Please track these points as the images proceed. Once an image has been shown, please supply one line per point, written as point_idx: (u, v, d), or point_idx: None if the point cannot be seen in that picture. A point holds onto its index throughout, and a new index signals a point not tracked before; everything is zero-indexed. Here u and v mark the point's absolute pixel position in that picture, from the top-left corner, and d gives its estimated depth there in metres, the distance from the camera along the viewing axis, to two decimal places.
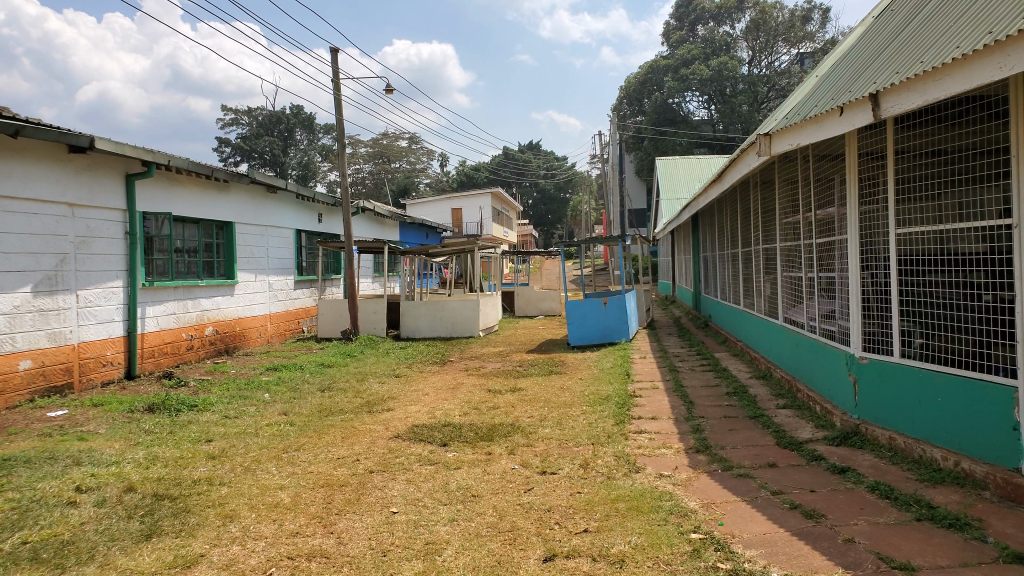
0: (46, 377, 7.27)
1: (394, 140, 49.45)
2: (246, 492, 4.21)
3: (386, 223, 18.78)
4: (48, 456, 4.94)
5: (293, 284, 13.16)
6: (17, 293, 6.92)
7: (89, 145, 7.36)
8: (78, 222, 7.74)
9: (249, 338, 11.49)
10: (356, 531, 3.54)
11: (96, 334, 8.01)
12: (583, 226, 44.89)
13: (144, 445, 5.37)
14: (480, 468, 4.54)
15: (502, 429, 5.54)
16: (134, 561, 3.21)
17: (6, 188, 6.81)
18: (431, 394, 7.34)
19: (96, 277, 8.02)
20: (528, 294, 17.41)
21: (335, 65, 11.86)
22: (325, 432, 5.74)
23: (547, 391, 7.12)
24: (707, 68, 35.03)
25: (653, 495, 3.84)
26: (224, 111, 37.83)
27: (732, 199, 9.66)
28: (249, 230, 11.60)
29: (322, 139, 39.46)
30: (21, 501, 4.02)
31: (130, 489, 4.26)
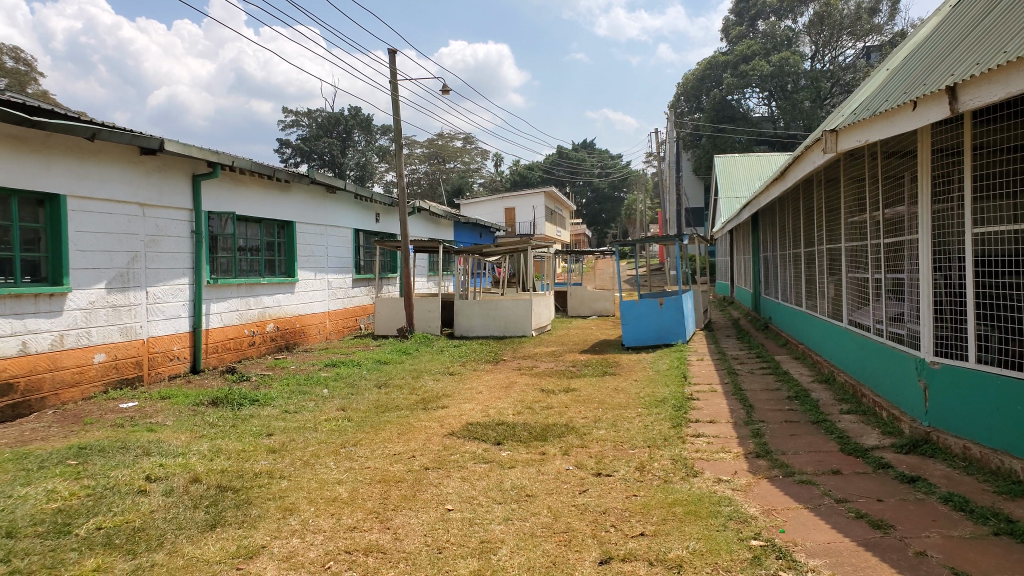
0: (119, 370, 7.56)
1: (449, 141, 49.82)
2: (305, 485, 4.28)
3: (441, 223, 18.92)
4: (120, 446, 5.12)
5: (350, 281, 13.37)
6: (92, 289, 7.18)
7: (160, 147, 7.60)
8: (148, 221, 8.01)
9: (308, 335, 11.72)
10: (411, 527, 3.57)
11: (164, 330, 8.28)
12: (638, 225, 44.49)
13: (209, 438, 5.53)
14: (534, 467, 4.53)
15: (556, 429, 5.52)
16: (199, 550, 3.31)
17: (83, 188, 7.07)
18: (485, 392, 7.37)
19: (165, 274, 8.28)
20: (582, 294, 17.35)
21: (393, 66, 12.00)
22: (382, 428, 5.82)
23: (602, 392, 7.07)
24: (768, 64, 34.29)
25: (711, 500, 3.77)
26: (286, 114, 38.70)
27: (794, 198, 9.45)
28: (310, 229, 11.83)
29: (379, 141, 39.99)
30: (96, 488, 4.19)
31: (196, 480, 4.39)
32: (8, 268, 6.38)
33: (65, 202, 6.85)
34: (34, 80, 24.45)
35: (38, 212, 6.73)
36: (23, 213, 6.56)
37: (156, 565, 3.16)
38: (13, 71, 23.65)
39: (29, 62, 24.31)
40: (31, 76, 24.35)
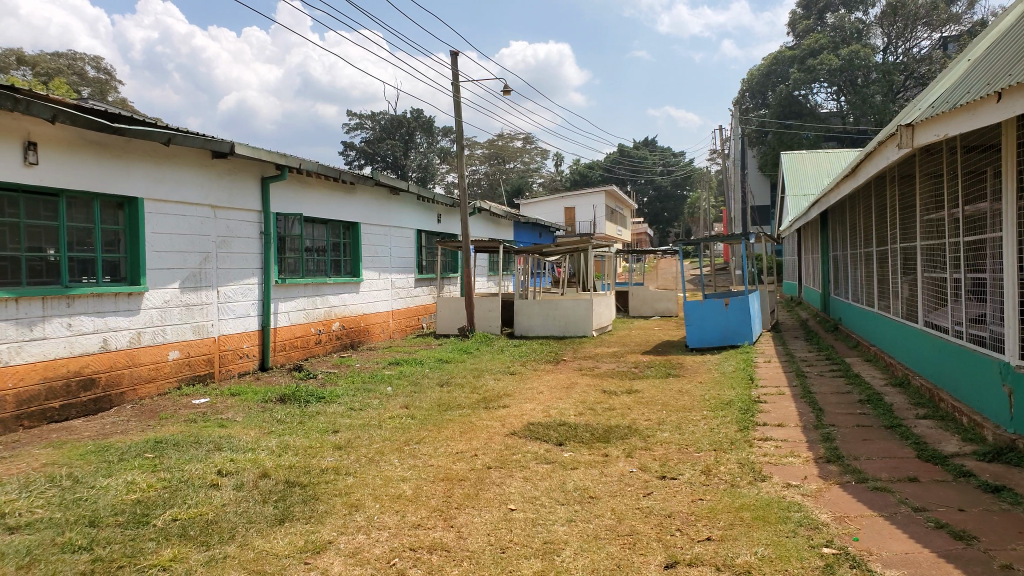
0: (191, 367, 7.83)
1: (509, 141, 49.98)
2: (370, 482, 4.35)
3: (501, 223, 18.99)
4: (194, 441, 5.30)
5: (413, 281, 13.54)
6: (167, 288, 7.45)
7: (231, 150, 7.82)
8: (220, 223, 8.26)
9: (373, 333, 11.92)
10: (475, 526, 3.59)
11: (234, 328, 8.53)
12: (701, 224, 43.79)
13: (277, 434, 5.67)
14: (597, 469, 4.50)
15: (619, 431, 5.48)
16: (268, 544, 3.39)
17: (159, 192, 7.34)
18: (546, 393, 7.35)
19: (235, 273, 8.52)
20: (643, 294, 17.17)
21: (455, 67, 12.11)
22: (445, 427, 5.87)
23: (665, 394, 6.98)
24: (837, 57, 33.30)
25: (781, 505, 3.68)
26: (349, 117, 39.44)
27: (866, 195, 9.15)
28: (374, 230, 12.03)
29: (440, 142, 40.41)
30: (171, 481, 4.34)
31: (265, 475, 4.50)
32: (91, 269, 6.66)
33: (142, 205, 7.12)
34: (114, 88, 25.60)
35: (118, 215, 7.00)
36: (104, 216, 6.84)
37: (228, 557, 3.25)
38: (94, 80, 24.72)
39: (109, 70, 25.38)
40: (111, 84, 25.41)
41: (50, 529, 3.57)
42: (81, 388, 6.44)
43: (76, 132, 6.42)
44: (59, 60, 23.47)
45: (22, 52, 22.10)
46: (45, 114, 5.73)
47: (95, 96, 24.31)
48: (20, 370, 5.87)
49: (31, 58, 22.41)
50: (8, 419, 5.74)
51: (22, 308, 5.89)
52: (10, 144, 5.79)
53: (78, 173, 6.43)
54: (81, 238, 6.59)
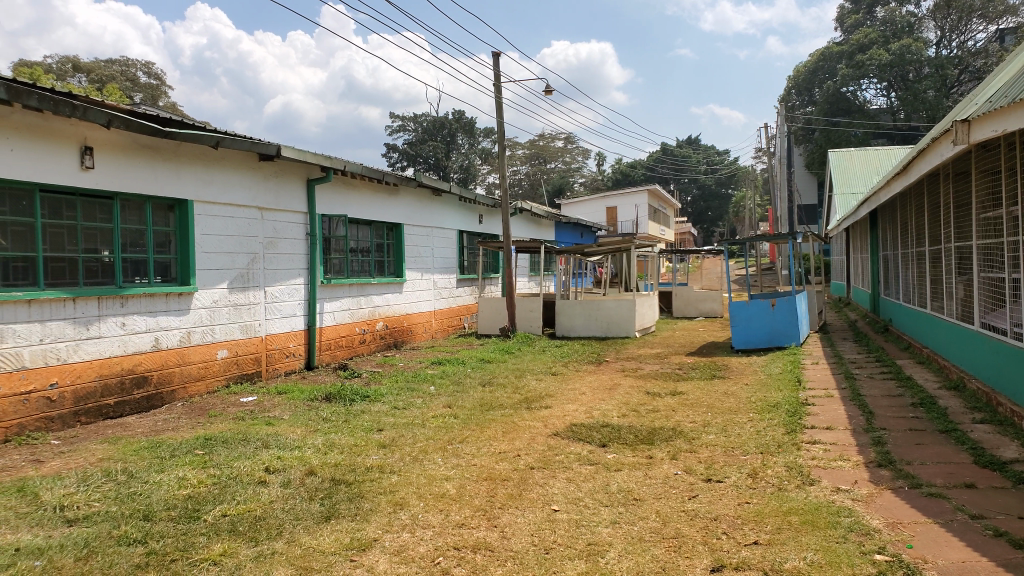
0: (240, 365, 7.99)
1: (550, 141, 49.96)
2: (415, 481, 4.38)
3: (542, 223, 18.99)
4: (242, 438, 5.41)
5: (455, 281, 13.61)
6: (216, 289, 7.61)
7: (277, 153, 7.95)
8: (267, 224, 8.41)
9: (415, 333, 12.01)
10: (518, 527, 3.59)
11: (281, 327, 8.67)
12: (746, 224, 43.18)
13: (323, 432, 5.75)
14: (641, 471, 4.47)
15: (663, 433, 5.42)
16: (315, 541, 3.44)
17: (208, 194, 7.50)
18: (589, 393, 7.33)
19: (281, 274, 8.67)
20: (687, 294, 17.00)
21: (496, 68, 12.14)
22: (487, 426, 5.88)
23: (710, 396, 6.90)
24: (887, 52, 32.51)
25: (831, 510, 3.60)
26: (392, 119, 39.81)
27: (918, 192, 8.92)
28: (416, 231, 12.12)
29: (482, 143, 40.57)
30: (221, 477, 4.44)
31: (311, 473, 4.57)
32: (143, 269, 6.83)
33: (192, 207, 7.28)
34: (165, 93, 26.27)
35: (169, 217, 7.17)
36: (156, 218, 7.02)
37: (276, 552, 3.31)
38: (146, 86, 25.39)
39: (160, 76, 26.03)
40: (162, 90, 26.06)
41: (107, 521, 3.68)
42: (135, 386, 6.62)
43: (129, 137, 6.58)
44: (113, 67, 24.17)
45: (78, 59, 22.87)
46: (101, 119, 5.88)
47: (147, 102, 24.99)
48: (78, 368, 6.05)
49: (86, 66, 23.16)
50: (66, 416, 5.94)
51: (79, 308, 6.07)
52: (67, 149, 5.97)
53: (131, 176, 6.60)
54: (134, 239, 6.77)
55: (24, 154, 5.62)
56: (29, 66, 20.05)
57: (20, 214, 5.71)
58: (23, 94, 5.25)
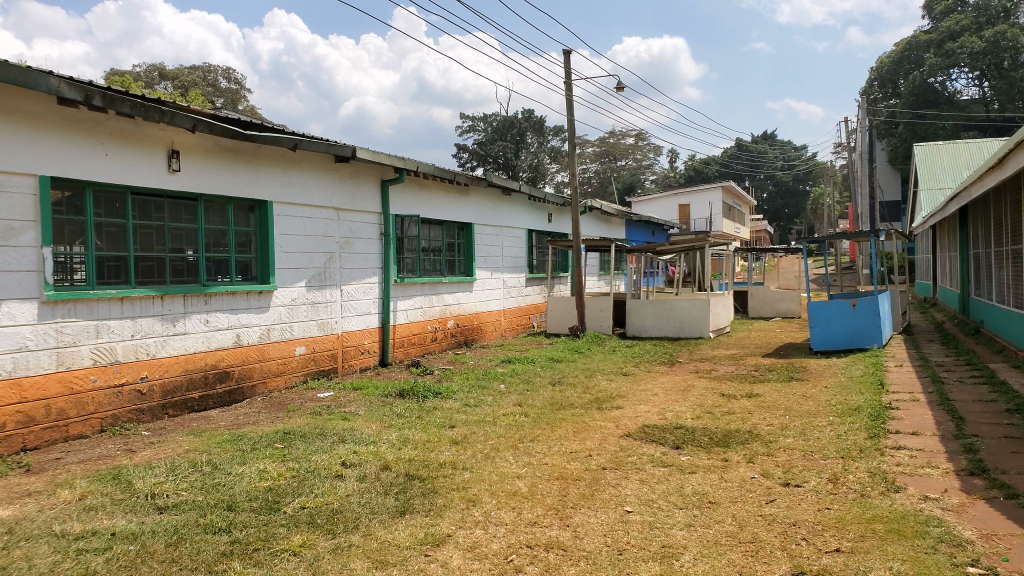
0: (317, 361, 8.20)
1: (621, 138, 49.61)
2: (487, 478, 4.42)
3: (613, 221, 18.84)
4: (319, 433, 5.55)
5: (524, 280, 13.66)
6: (294, 287, 7.84)
7: (352, 154, 8.12)
8: (343, 225, 8.61)
9: (485, 331, 12.10)
10: (591, 527, 3.57)
11: (356, 325, 8.87)
12: (824, 221, 41.86)
13: (397, 427, 5.86)
14: (717, 474, 4.39)
15: (740, 436, 5.31)
16: (391, 535, 3.50)
17: (287, 194, 7.73)
18: (661, 394, 7.24)
19: (357, 272, 8.86)
20: (763, 294, 16.61)
21: (567, 66, 12.11)
22: (558, 426, 5.87)
23: (787, 398, 6.71)
24: (980, 40, 30.95)
25: (918, 519, 3.46)
26: (462, 119, 40.17)
27: (1013, 187, 8.47)
28: (487, 230, 12.20)
29: (551, 142, 40.51)
30: (300, 470, 4.57)
31: (386, 467, 4.66)
32: (225, 268, 7.08)
33: (271, 207, 7.50)
34: (244, 97, 27.15)
35: (250, 217, 7.42)
36: (237, 218, 7.27)
37: (353, 545, 3.38)
38: (227, 91, 26.31)
39: (239, 80, 26.91)
40: (242, 93, 26.93)
41: (193, 510, 3.84)
42: (218, 380, 6.87)
43: (212, 140, 6.83)
44: (196, 73, 25.14)
45: (163, 67, 23.90)
46: (187, 124, 6.12)
47: (227, 106, 25.88)
48: (166, 362, 6.32)
49: (172, 72, 24.19)
50: (155, 408, 6.22)
51: (166, 305, 6.34)
52: (155, 153, 6.24)
53: (214, 179, 6.86)
54: (217, 239, 7.03)
55: (117, 159, 5.89)
56: (120, 75, 21.04)
57: (113, 215, 6.00)
58: (116, 101, 5.50)
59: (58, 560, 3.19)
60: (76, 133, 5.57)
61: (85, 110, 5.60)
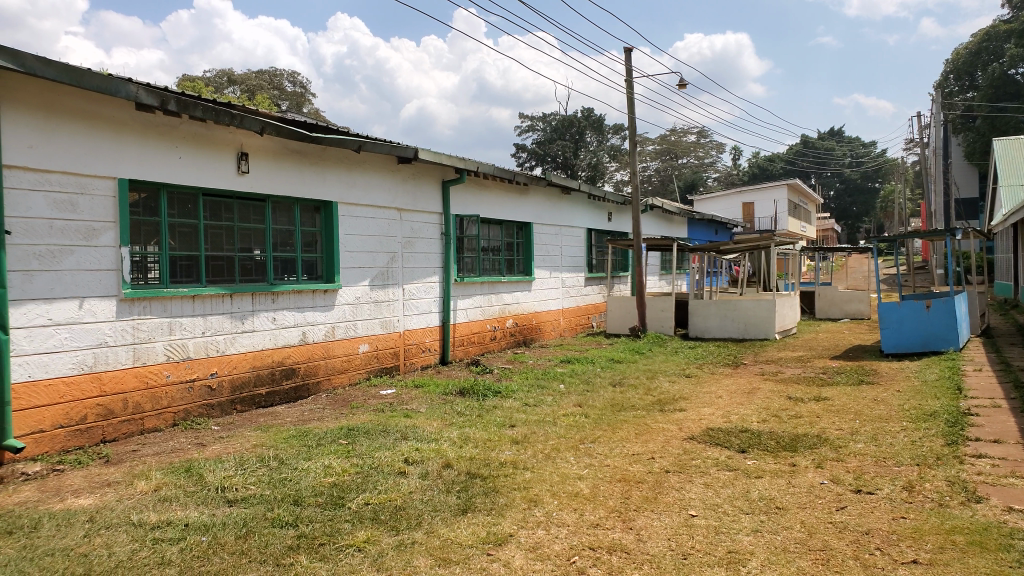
0: (379, 359, 8.32)
1: (682, 135, 48.99)
2: (548, 478, 4.41)
3: (674, 220, 18.60)
4: (382, 430, 5.63)
5: (584, 280, 13.60)
6: (358, 286, 7.97)
7: (414, 155, 8.21)
8: (405, 225, 8.72)
9: (545, 331, 12.10)
10: (654, 530, 3.53)
11: (418, 323, 8.97)
12: (895, 219, 40.42)
13: (458, 426, 5.90)
14: (784, 479, 4.28)
15: (808, 440, 5.17)
16: (454, 533, 3.52)
17: (351, 195, 7.86)
18: (725, 397, 7.10)
19: (418, 272, 8.96)
20: (830, 294, 16.18)
21: (629, 63, 12.00)
22: (619, 427, 5.82)
23: (858, 402, 6.50)
24: None
25: (1001, 531, 3.31)
26: (521, 119, 40.21)
27: None
28: (546, 230, 12.19)
29: (611, 141, 40.24)
30: (364, 467, 4.64)
31: (448, 465, 4.69)
32: (292, 267, 7.24)
33: (337, 208, 7.65)
34: (309, 100, 27.77)
35: (315, 218, 7.57)
36: (304, 218, 7.43)
37: (416, 542, 3.41)
38: (292, 94, 26.98)
39: (304, 84, 27.55)
40: (306, 97, 27.57)
41: (262, 504, 3.94)
42: (285, 376, 7.04)
43: (280, 142, 6.99)
44: (262, 77, 25.87)
45: (232, 72, 24.63)
46: (256, 127, 6.28)
47: (293, 109, 26.50)
48: (235, 359, 6.51)
49: (239, 78, 24.97)
50: (224, 403, 6.40)
51: (235, 303, 6.52)
52: (226, 155, 6.42)
53: (281, 179, 7.02)
54: (284, 239, 7.20)
55: (190, 161, 6.09)
56: (191, 80, 21.81)
57: (186, 216, 6.20)
58: (189, 106, 5.68)
59: (137, 548, 3.31)
60: (152, 137, 5.78)
61: (161, 115, 5.81)
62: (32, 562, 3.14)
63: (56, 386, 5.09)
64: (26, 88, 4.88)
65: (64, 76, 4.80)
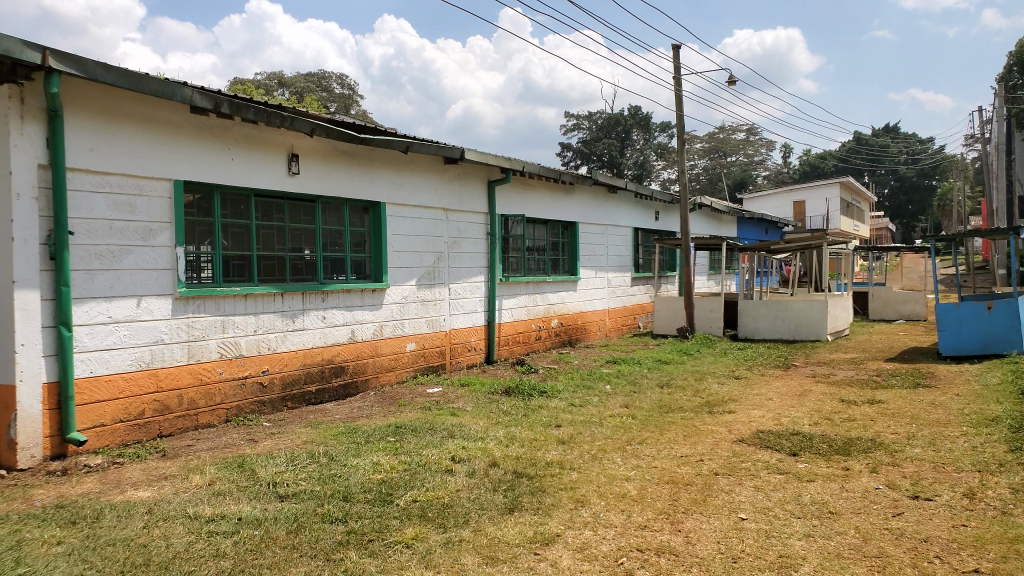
0: (426, 357, 8.40)
1: (731, 133, 48.33)
2: (595, 479, 4.39)
3: (723, 219, 18.34)
4: (429, 428, 5.68)
5: (630, 280, 13.51)
6: (405, 285, 8.05)
7: (461, 155, 8.26)
8: (451, 225, 8.78)
9: (590, 331, 12.06)
10: (704, 532, 3.49)
11: (464, 322, 9.02)
12: (953, 218, 39.17)
13: (504, 425, 5.91)
14: (837, 483, 4.18)
15: (862, 444, 5.05)
16: (501, 532, 3.53)
17: (398, 195, 7.95)
18: (775, 399, 6.98)
19: (464, 271, 9.01)
20: (884, 295, 15.78)
21: (677, 61, 11.88)
22: (667, 428, 5.76)
23: (914, 406, 6.33)
24: None
25: None
26: (567, 118, 40.10)
27: None
28: (592, 229, 12.14)
29: (658, 139, 39.88)
30: (412, 464, 4.68)
31: (494, 464, 4.71)
32: (341, 267, 7.35)
33: (384, 208, 7.74)
34: (357, 102, 28.14)
35: (364, 218, 7.67)
36: (353, 219, 7.53)
37: (464, 540, 3.43)
38: (340, 96, 27.39)
39: (352, 86, 27.94)
40: (354, 99, 27.93)
41: (312, 499, 4.00)
42: (334, 374, 7.15)
43: (329, 143, 7.09)
44: (311, 79, 26.32)
45: (282, 75, 25.09)
46: (306, 128, 6.40)
47: (341, 112, 26.89)
48: (286, 357, 6.63)
49: (289, 80, 25.46)
50: (276, 400, 6.53)
51: (286, 302, 6.65)
52: (277, 156, 6.55)
53: (331, 180, 7.13)
54: (334, 239, 7.30)
55: (242, 162, 6.22)
56: (243, 82, 22.34)
57: (238, 216, 6.33)
58: (242, 108, 5.81)
59: (192, 540, 3.39)
60: (206, 139, 5.92)
61: (214, 117, 5.95)
62: (94, 551, 3.24)
63: (115, 381, 5.26)
64: (87, 94, 5.04)
65: (124, 81, 4.95)
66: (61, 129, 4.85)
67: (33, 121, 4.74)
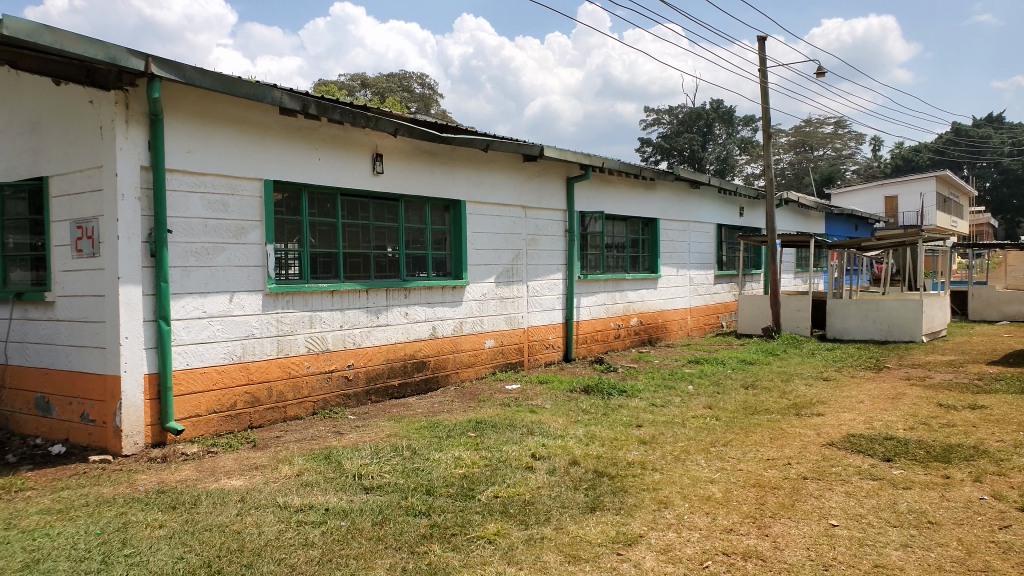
0: (505, 354, 8.44)
1: (818, 127, 46.73)
2: (678, 480, 4.31)
3: (811, 214, 17.75)
4: (509, 424, 5.70)
5: (713, 278, 13.23)
6: (485, 282, 8.12)
7: (540, 153, 8.25)
8: (530, 222, 8.79)
9: (670, 330, 11.86)
10: (792, 538, 3.38)
11: (542, 320, 9.03)
12: None
13: (583, 423, 5.87)
14: (937, 492, 3.98)
15: (963, 451, 4.79)
16: (582, 530, 3.51)
17: (478, 193, 8.01)
18: (867, 402, 6.71)
19: (543, 269, 9.01)
20: (986, 294, 14.96)
21: (762, 52, 11.55)
22: (752, 431, 5.61)
23: (1021, 412, 5.97)
24: None
25: None
26: (647, 113, 39.56)
27: None
28: (673, 226, 11.95)
29: (741, 133, 38.91)
30: (492, 460, 4.72)
31: (575, 463, 4.68)
32: (423, 265, 7.46)
33: (464, 207, 7.81)
34: (437, 101, 28.52)
35: (445, 216, 7.76)
36: (434, 217, 7.63)
37: (545, 537, 3.43)
38: (421, 96, 27.83)
39: (433, 86, 28.34)
40: (435, 98, 28.29)
41: (396, 492, 4.08)
42: (416, 369, 7.27)
43: (412, 143, 7.21)
44: (393, 79, 26.88)
45: (364, 76, 25.60)
46: (389, 128, 6.52)
47: (422, 112, 27.30)
48: (370, 352, 6.78)
49: (371, 80, 26.01)
50: (360, 394, 6.69)
51: (371, 298, 6.80)
52: (362, 156, 6.70)
53: (413, 178, 7.24)
54: (416, 237, 7.41)
55: (329, 162, 6.39)
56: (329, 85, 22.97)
57: (325, 215, 6.49)
58: (329, 109, 5.96)
59: (282, 528, 3.51)
60: (295, 140, 6.10)
61: (303, 119, 6.13)
62: (193, 536, 3.39)
63: (210, 373, 5.48)
64: (185, 97, 5.27)
65: (219, 84, 5.15)
66: (161, 131, 5.08)
67: (136, 124, 4.98)
